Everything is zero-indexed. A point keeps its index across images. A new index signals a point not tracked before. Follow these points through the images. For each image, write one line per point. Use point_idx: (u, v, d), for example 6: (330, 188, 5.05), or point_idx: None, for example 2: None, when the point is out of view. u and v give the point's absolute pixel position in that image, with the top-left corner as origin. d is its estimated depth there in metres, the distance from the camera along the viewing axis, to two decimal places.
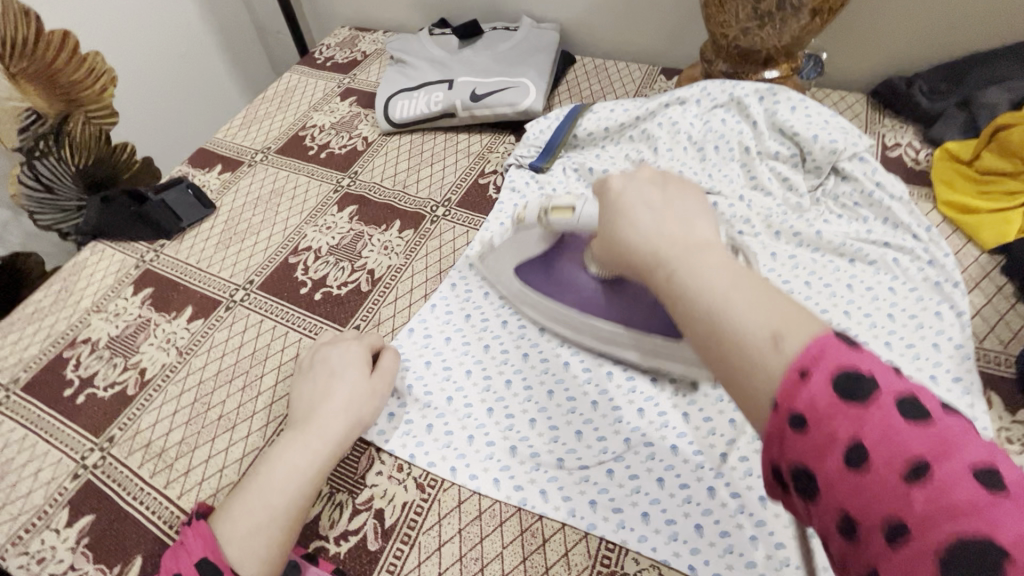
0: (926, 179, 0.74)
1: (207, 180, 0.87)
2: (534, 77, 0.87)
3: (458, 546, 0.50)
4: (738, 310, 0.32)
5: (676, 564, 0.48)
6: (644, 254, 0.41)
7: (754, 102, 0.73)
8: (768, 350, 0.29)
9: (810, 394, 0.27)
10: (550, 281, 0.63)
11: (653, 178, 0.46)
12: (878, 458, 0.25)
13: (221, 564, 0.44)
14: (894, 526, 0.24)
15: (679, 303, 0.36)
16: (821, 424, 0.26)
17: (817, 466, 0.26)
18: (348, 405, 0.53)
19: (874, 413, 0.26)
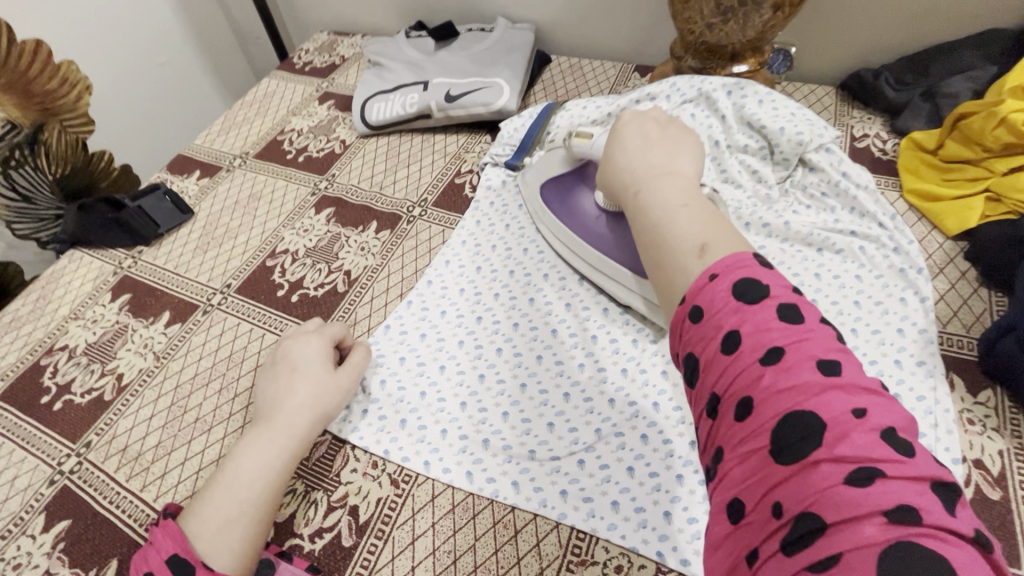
0: (893, 168, 0.76)
1: (185, 187, 0.88)
2: (508, 77, 0.88)
3: (431, 539, 0.51)
4: (679, 227, 0.44)
5: (644, 551, 0.49)
6: (628, 175, 0.52)
7: (722, 96, 0.74)
8: (692, 257, 0.41)
9: (712, 291, 0.37)
10: (563, 201, 0.69)
11: (659, 122, 0.57)
12: (748, 346, 0.34)
13: (193, 559, 0.44)
14: (745, 402, 0.33)
15: (643, 214, 0.48)
16: (714, 318, 0.36)
17: (704, 350, 0.36)
18: (312, 399, 0.54)
19: (759, 312, 0.35)
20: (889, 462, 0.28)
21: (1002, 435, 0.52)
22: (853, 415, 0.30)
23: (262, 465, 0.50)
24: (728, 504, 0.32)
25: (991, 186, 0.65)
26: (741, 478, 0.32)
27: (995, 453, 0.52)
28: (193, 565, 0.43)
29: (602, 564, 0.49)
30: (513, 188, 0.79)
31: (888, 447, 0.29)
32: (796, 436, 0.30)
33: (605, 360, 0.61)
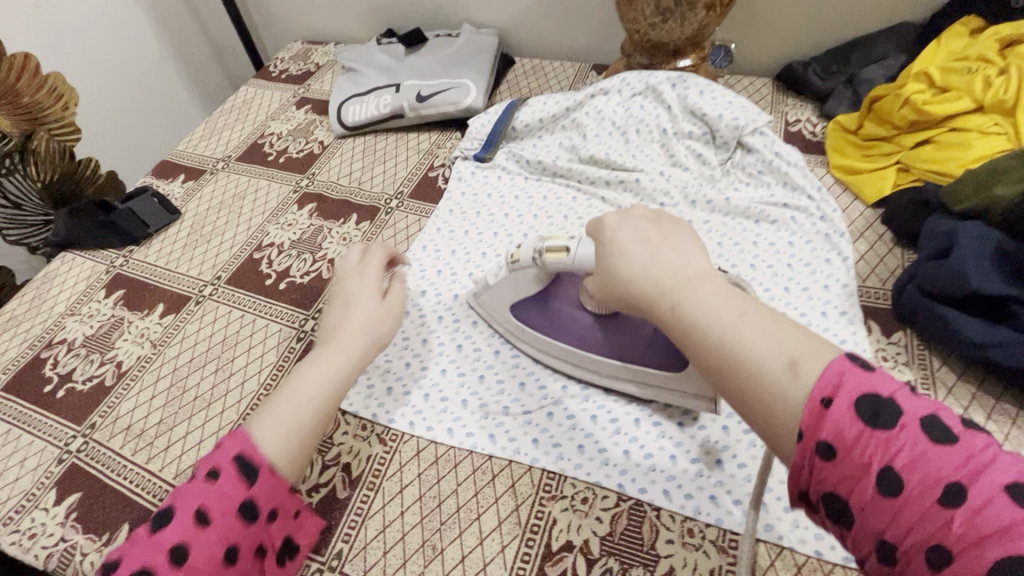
0: (822, 148, 0.84)
1: (171, 190, 0.92)
2: (474, 78, 0.95)
3: (418, 487, 0.57)
4: (749, 339, 0.36)
5: (607, 484, 0.55)
6: (646, 285, 0.45)
7: (667, 89, 0.82)
8: (788, 379, 0.34)
9: (835, 421, 0.31)
10: (549, 320, 0.63)
11: (646, 215, 0.50)
12: (910, 483, 0.28)
13: (257, 462, 0.47)
14: (934, 548, 0.27)
15: (692, 335, 0.40)
16: (852, 453, 0.30)
17: (853, 492, 0.30)
18: (370, 323, 0.58)
19: (900, 438, 0.29)
20: None
21: (910, 368, 0.60)
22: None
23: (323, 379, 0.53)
24: None
25: (902, 158, 0.74)
26: None
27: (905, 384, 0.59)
28: (258, 468, 0.47)
29: (570, 497, 0.55)
30: (482, 177, 0.86)
31: None
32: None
33: None
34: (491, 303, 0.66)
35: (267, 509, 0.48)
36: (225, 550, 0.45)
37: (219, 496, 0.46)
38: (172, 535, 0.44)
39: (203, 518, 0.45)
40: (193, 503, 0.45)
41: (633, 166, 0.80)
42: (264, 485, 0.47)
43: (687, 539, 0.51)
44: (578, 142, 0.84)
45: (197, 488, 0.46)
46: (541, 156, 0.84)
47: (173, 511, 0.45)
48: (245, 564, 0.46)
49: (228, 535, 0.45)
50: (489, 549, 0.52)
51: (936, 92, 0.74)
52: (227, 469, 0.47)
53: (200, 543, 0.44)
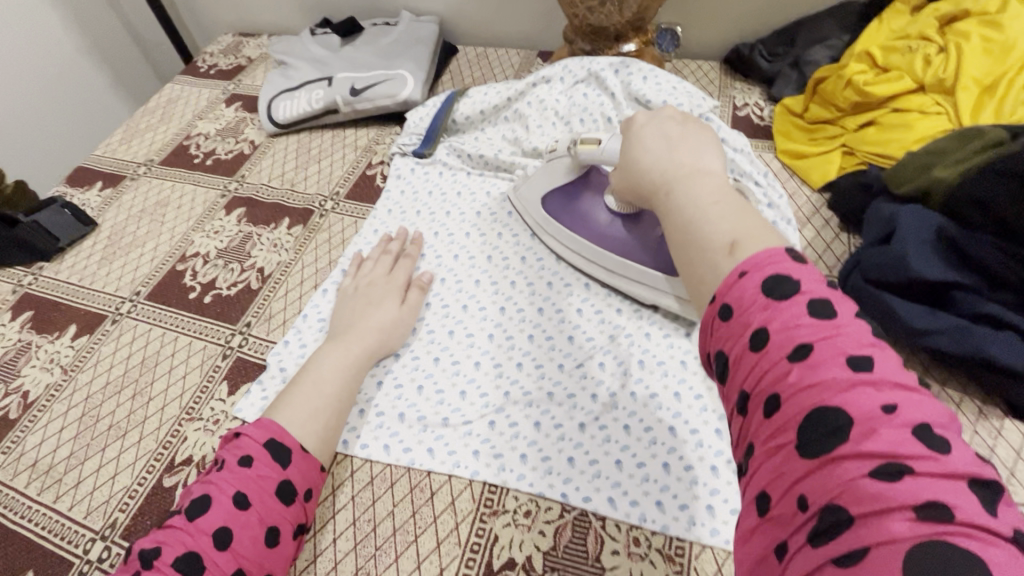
0: (769, 132, 0.82)
1: (87, 199, 0.85)
2: (412, 68, 0.91)
3: (351, 511, 0.53)
4: (711, 225, 0.38)
5: (550, 494, 0.52)
6: (652, 175, 0.46)
7: (610, 75, 0.79)
8: (723, 256, 0.35)
9: (743, 288, 0.32)
10: (574, 215, 0.67)
11: (674, 116, 0.50)
12: (776, 342, 0.30)
13: (288, 446, 0.50)
14: (773, 397, 0.29)
15: (674, 217, 0.41)
16: (741, 314, 0.31)
17: (731, 347, 0.31)
18: (388, 327, 0.62)
19: (785, 308, 0.30)
20: (920, 457, 0.25)
21: None
22: (883, 409, 0.26)
23: (341, 370, 0.57)
24: (756, 496, 0.29)
25: (844, 141, 0.73)
26: (767, 476, 0.28)
27: None
28: (291, 451, 0.50)
29: (512, 512, 0.52)
30: (422, 174, 0.82)
31: (919, 441, 0.25)
32: (825, 428, 0.26)
33: (513, 330, 0.64)
34: (524, 195, 0.72)
35: (304, 489, 0.50)
36: (266, 532, 0.46)
37: (255, 480, 0.47)
38: (213, 520, 0.45)
39: (242, 502, 0.46)
40: (231, 488, 0.47)
41: None
42: (299, 466, 0.50)
43: (632, 549, 0.49)
44: (521, 134, 0.80)
45: (231, 474, 0.48)
46: (483, 149, 0.81)
47: (209, 498, 0.46)
48: (284, 545, 0.47)
49: (268, 517, 0.46)
50: (426, 573, 0.49)
51: (878, 72, 0.73)
52: (260, 455, 0.49)
53: (242, 527, 0.45)
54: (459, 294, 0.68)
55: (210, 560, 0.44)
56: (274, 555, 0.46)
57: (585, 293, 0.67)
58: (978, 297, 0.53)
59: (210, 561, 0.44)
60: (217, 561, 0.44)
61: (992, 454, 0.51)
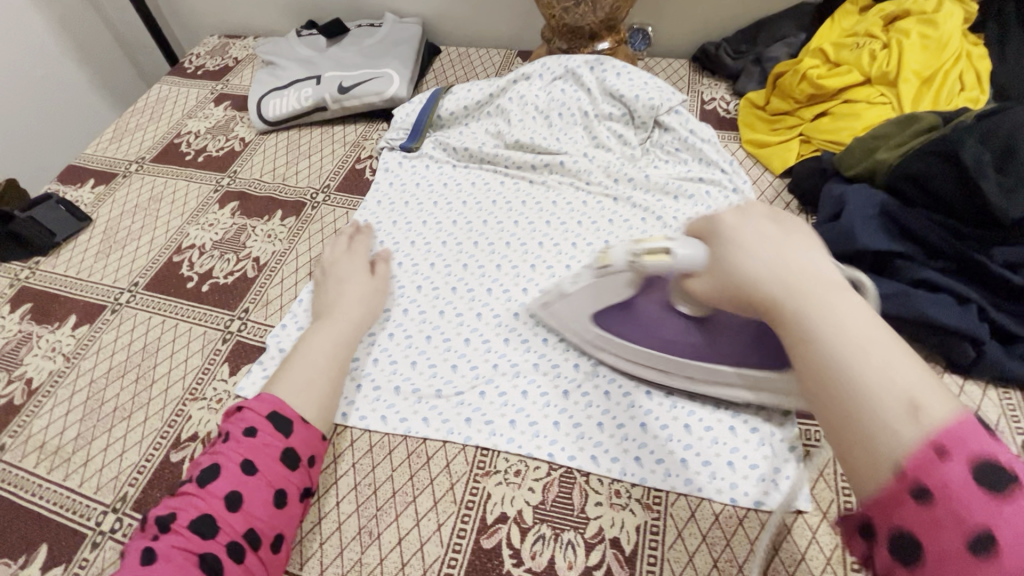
0: (734, 124, 0.87)
1: (80, 196, 0.87)
2: (397, 67, 0.94)
3: (353, 477, 0.56)
4: (874, 370, 0.34)
5: (538, 455, 0.57)
6: (769, 285, 0.42)
7: (586, 72, 0.84)
8: (904, 417, 0.32)
9: (948, 473, 0.30)
10: (636, 323, 0.58)
11: (766, 214, 0.48)
12: (999, 545, 0.28)
13: (290, 416, 0.52)
14: None
15: (810, 347, 0.37)
16: (948, 502, 0.29)
17: (935, 538, 0.29)
18: (365, 296, 0.66)
19: (1008, 510, 0.28)
20: None
21: None
22: None
23: (332, 341, 0.60)
24: None
25: (802, 130, 0.79)
26: None
27: None
28: (293, 421, 0.52)
29: (503, 471, 0.56)
30: (410, 167, 0.85)
31: None
32: None
33: (500, 309, 0.68)
34: (564, 312, 0.60)
35: (307, 455, 0.52)
36: (274, 494, 0.49)
37: (261, 449, 0.50)
38: (224, 485, 0.48)
39: (249, 468, 0.49)
40: (238, 457, 0.49)
41: (558, 149, 0.81)
42: (301, 434, 0.52)
43: (614, 500, 0.54)
44: (503, 128, 0.85)
45: (237, 444, 0.50)
46: (468, 143, 0.85)
47: (218, 466, 0.49)
48: (292, 506, 0.50)
49: (276, 480, 0.49)
50: (425, 529, 0.53)
51: (830, 67, 0.79)
52: (263, 425, 0.51)
53: (251, 492, 0.48)
54: (448, 277, 0.72)
55: (224, 521, 0.46)
56: (283, 514, 0.49)
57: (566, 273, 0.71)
58: (917, 265, 0.59)
59: (224, 522, 0.46)
60: (231, 522, 0.47)
61: None
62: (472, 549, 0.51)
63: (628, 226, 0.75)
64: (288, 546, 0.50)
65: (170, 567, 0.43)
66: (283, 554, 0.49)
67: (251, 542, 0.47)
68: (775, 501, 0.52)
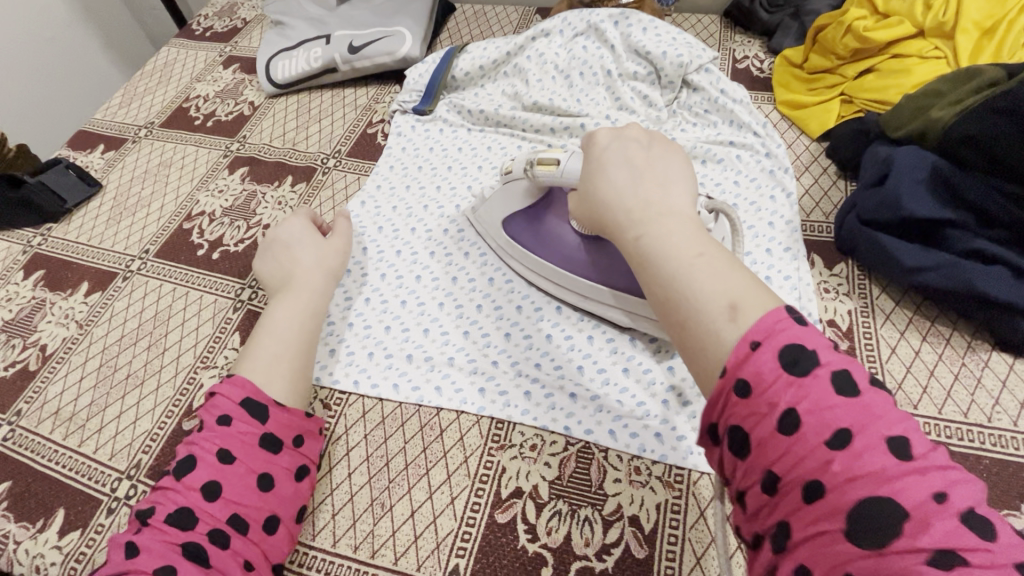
0: (769, 83, 0.81)
1: (90, 161, 0.86)
2: (410, 25, 0.89)
3: (365, 449, 0.55)
4: (701, 281, 0.36)
5: (554, 427, 0.54)
6: (617, 213, 0.44)
7: (609, 27, 0.79)
8: (725, 320, 0.34)
9: (756, 365, 0.31)
10: (535, 235, 0.61)
11: (639, 140, 0.49)
12: (808, 426, 0.29)
13: (265, 401, 0.49)
14: (810, 482, 0.28)
15: (643, 264, 0.40)
16: (763, 393, 0.30)
17: (753, 428, 0.30)
18: (317, 261, 0.61)
19: (811, 386, 0.29)
20: (975, 550, 0.24)
21: (851, 297, 0.60)
22: (933, 497, 0.26)
23: (298, 315, 0.56)
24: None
25: (845, 89, 0.73)
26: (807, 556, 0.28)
27: (845, 312, 0.59)
28: (268, 406, 0.48)
29: (519, 445, 0.54)
30: (422, 131, 0.82)
31: (970, 531, 0.25)
32: (877, 523, 0.26)
33: (513, 276, 0.66)
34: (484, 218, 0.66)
35: (290, 437, 0.49)
36: (257, 479, 0.46)
37: (236, 437, 0.46)
38: (200, 476, 0.44)
39: (226, 458, 0.45)
40: (213, 446, 0.46)
41: (579, 111, 0.76)
42: (279, 419, 0.49)
43: (634, 477, 0.51)
44: (521, 88, 0.80)
45: (212, 434, 0.46)
46: (484, 105, 0.81)
47: (194, 458, 0.45)
48: (283, 487, 0.47)
49: (257, 465, 0.46)
50: (438, 502, 0.51)
51: (878, 18, 0.73)
52: (238, 413, 0.47)
53: (230, 480, 0.45)
54: (464, 243, 0.69)
55: (204, 511, 0.44)
56: (273, 497, 0.46)
57: None
58: (972, 235, 0.54)
59: (203, 512, 0.43)
60: (211, 511, 0.44)
61: (978, 385, 0.53)
62: (487, 523, 0.50)
63: None
64: (289, 526, 0.47)
65: (153, 558, 0.41)
66: (283, 533, 0.47)
67: (239, 527, 0.44)
68: None
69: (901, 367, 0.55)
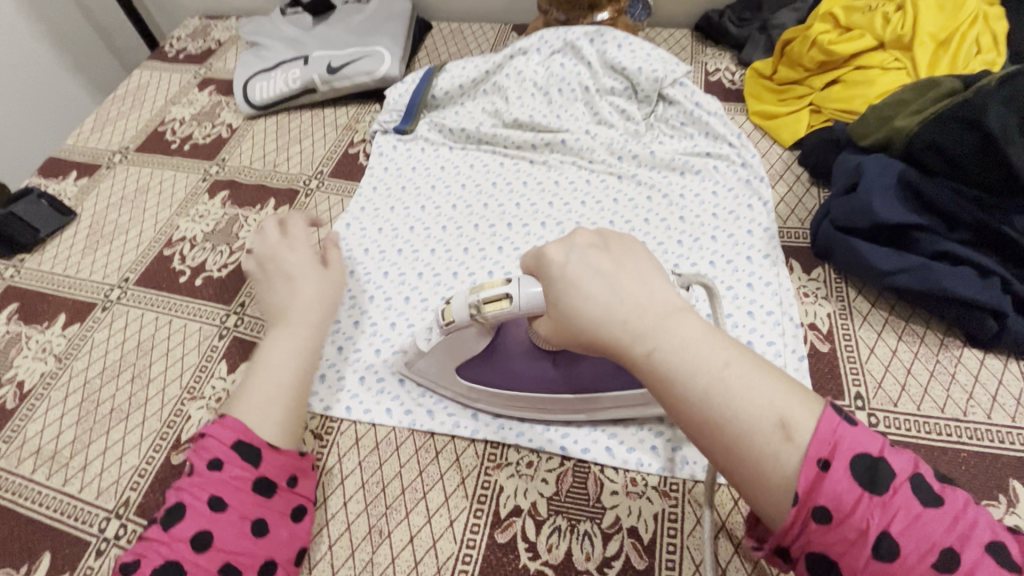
0: (740, 95, 0.84)
1: (63, 189, 0.84)
2: (388, 44, 0.90)
3: (360, 476, 0.54)
4: (739, 398, 0.35)
5: (550, 448, 0.55)
6: (613, 328, 0.40)
7: (586, 45, 0.81)
8: (780, 441, 0.33)
9: (832, 486, 0.31)
10: (499, 372, 0.55)
11: (592, 243, 0.45)
12: (906, 548, 0.30)
13: (257, 443, 0.48)
14: None
15: (669, 385, 0.37)
16: (849, 519, 0.31)
17: (845, 557, 0.31)
18: (317, 293, 0.60)
19: (894, 500, 0.31)
20: None
21: (829, 301, 0.62)
22: None
23: (294, 353, 0.55)
24: None
25: (813, 100, 0.76)
26: None
27: (824, 316, 0.61)
28: (261, 448, 0.48)
29: (515, 463, 0.54)
30: (404, 150, 0.82)
31: None
32: None
33: None
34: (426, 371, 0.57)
35: (284, 478, 0.49)
36: (251, 525, 0.46)
37: (228, 483, 0.46)
38: (191, 526, 0.44)
39: (218, 505, 0.45)
40: (204, 493, 0.45)
41: (558, 127, 0.78)
42: (272, 461, 0.48)
43: (630, 488, 0.52)
44: (501, 106, 0.81)
45: (201, 479, 0.46)
46: (465, 123, 0.81)
47: (184, 506, 0.44)
48: (277, 532, 0.47)
49: (250, 511, 0.46)
50: (437, 526, 0.51)
51: (841, 32, 0.77)
52: (229, 456, 0.46)
53: (223, 527, 0.44)
54: (452, 261, 0.70)
55: (192, 563, 0.43)
56: (267, 543, 0.46)
57: None
58: (937, 237, 0.57)
59: (193, 564, 0.43)
60: (202, 562, 0.43)
61: (953, 380, 0.55)
62: (487, 544, 0.50)
63: (633, 205, 0.72)
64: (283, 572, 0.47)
65: None
66: None
67: None
68: None
69: (880, 367, 0.57)
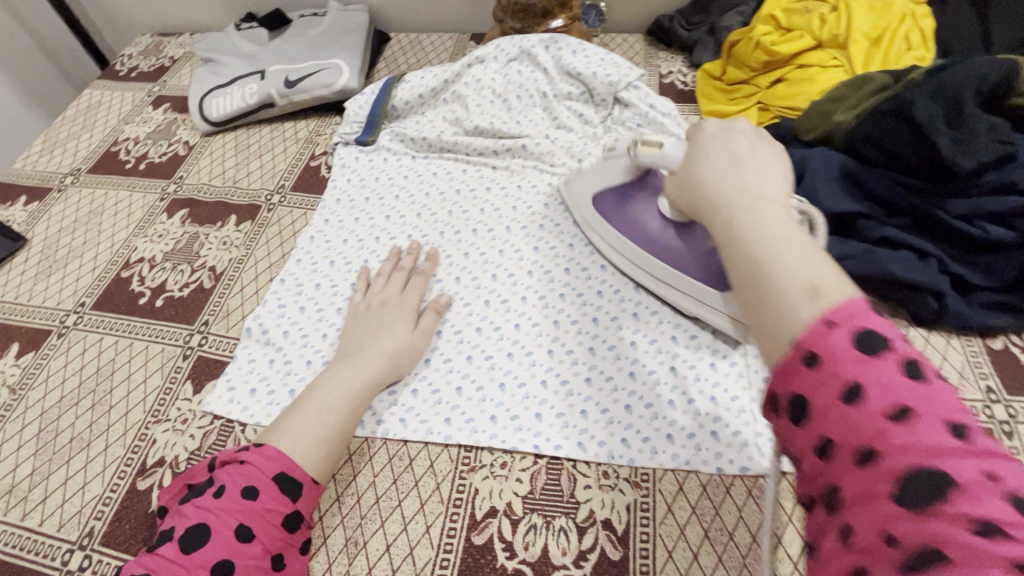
0: (693, 96, 0.87)
1: (11, 215, 0.81)
2: (346, 56, 0.90)
3: (334, 489, 0.54)
4: (783, 260, 0.33)
5: (523, 447, 0.55)
6: (714, 191, 0.41)
7: (541, 51, 0.82)
8: (802, 296, 0.31)
9: (833, 340, 0.28)
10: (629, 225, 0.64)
11: (746, 131, 0.46)
12: (873, 395, 0.27)
13: (298, 479, 0.48)
14: (865, 453, 0.26)
15: (732, 238, 0.37)
16: (828, 360, 0.28)
17: (811, 392, 0.28)
18: (396, 349, 0.59)
19: (881, 360, 0.27)
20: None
21: None
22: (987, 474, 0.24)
23: (347, 401, 0.54)
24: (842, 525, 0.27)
25: (761, 98, 0.80)
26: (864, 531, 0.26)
27: None
28: (301, 484, 0.48)
29: (489, 465, 0.55)
30: (367, 161, 0.82)
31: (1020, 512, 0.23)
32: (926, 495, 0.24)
33: (468, 297, 0.66)
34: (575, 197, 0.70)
35: (309, 514, 0.49)
36: (271, 560, 0.46)
37: (260, 514, 0.46)
38: (213, 553, 0.44)
39: (245, 535, 0.45)
40: (234, 521, 0.45)
41: (519, 132, 0.79)
42: (307, 497, 0.49)
43: (603, 481, 0.53)
44: (461, 113, 0.82)
45: (234, 505, 0.45)
46: (426, 132, 0.82)
47: (210, 531, 0.44)
48: (290, 567, 0.47)
49: (274, 546, 0.46)
50: (413, 533, 0.51)
51: (782, 33, 0.80)
52: (267, 487, 0.47)
53: (245, 559, 0.44)
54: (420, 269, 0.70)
55: None
56: None
57: (534, 256, 0.70)
58: (877, 224, 0.60)
59: None
60: None
61: None
62: (464, 547, 0.50)
63: None
64: None
65: None
66: None
67: None
68: (761, 466, 0.51)
69: None
